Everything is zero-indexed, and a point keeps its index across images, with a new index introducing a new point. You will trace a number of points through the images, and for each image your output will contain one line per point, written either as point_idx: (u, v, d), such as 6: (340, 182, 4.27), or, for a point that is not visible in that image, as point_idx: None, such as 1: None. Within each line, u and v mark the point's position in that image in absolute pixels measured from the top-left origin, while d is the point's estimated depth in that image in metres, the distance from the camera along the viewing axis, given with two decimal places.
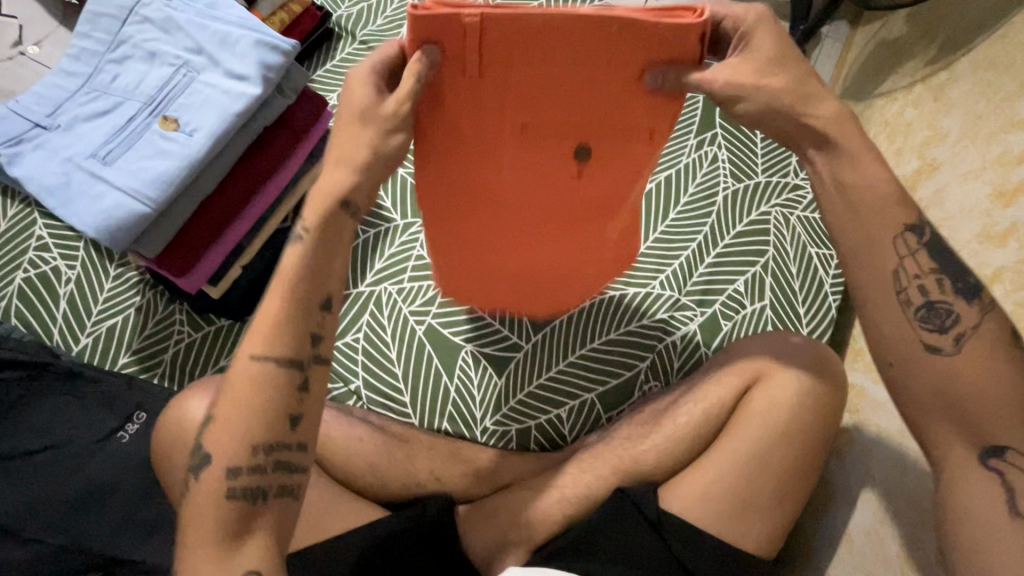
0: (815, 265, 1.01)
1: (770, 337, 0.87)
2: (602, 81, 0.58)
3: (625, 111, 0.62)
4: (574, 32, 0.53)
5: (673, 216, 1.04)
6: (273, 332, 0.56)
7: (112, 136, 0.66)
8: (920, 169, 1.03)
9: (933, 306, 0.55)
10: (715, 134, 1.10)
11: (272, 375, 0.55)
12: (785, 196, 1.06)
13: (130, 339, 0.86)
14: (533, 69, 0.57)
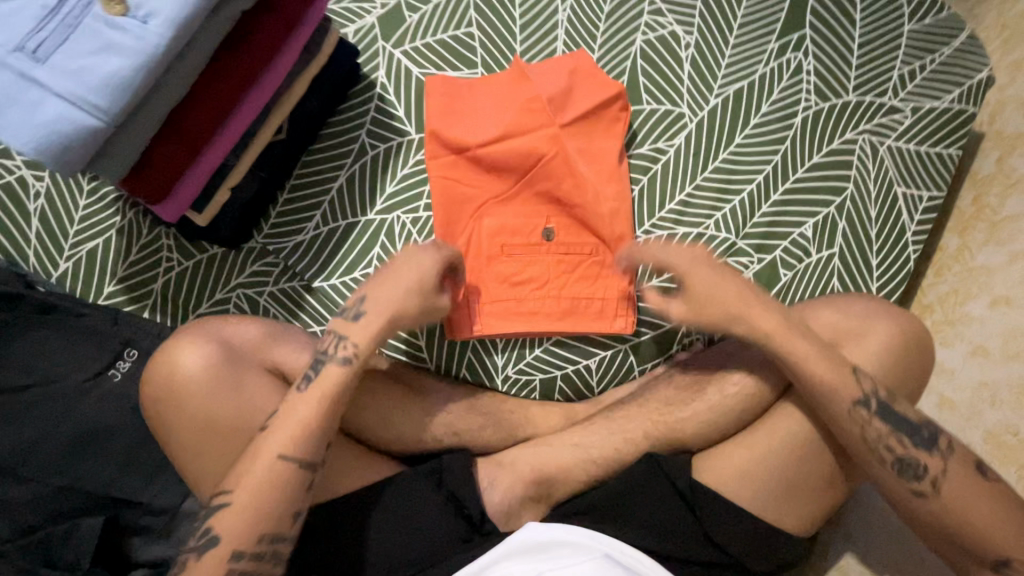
0: (900, 207, 0.87)
1: (847, 304, 0.73)
2: (569, 268, 0.80)
3: (594, 259, 0.80)
4: (545, 307, 0.79)
5: (740, 139, 0.87)
6: (305, 436, 0.60)
7: (42, 21, 0.51)
8: None
9: (903, 460, 0.64)
10: (803, 36, 0.89)
11: (293, 480, 0.59)
12: (875, 122, 0.88)
13: (114, 266, 0.76)
14: (523, 276, 0.79)
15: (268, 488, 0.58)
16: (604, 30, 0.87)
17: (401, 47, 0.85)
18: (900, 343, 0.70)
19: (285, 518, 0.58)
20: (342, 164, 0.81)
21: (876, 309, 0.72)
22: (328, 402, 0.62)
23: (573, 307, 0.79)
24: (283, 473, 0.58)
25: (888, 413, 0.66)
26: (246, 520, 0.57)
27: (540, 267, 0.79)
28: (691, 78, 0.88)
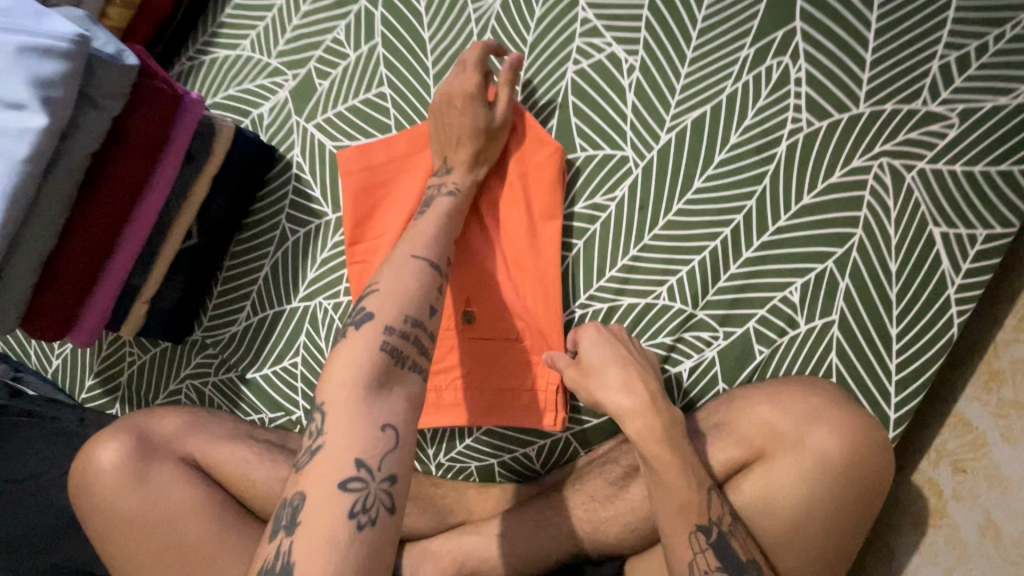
0: (933, 256, 0.64)
1: (793, 398, 0.61)
2: (490, 359, 0.71)
3: (519, 354, 0.71)
4: (468, 401, 0.72)
5: (701, 181, 0.69)
6: (434, 241, 0.62)
7: None
8: None
9: None
10: (789, 32, 0.67)
11: (429, 276, 0.58)
12: (903, 137, 0.65)
13: (91, 362, 0.86)
14: (441, 367, 0.72)
15: (408, 283, 0.56)
16: (527, 68, 0.74)
17: (313, 120, 0.80)
18: (853, 450, 0.57)
19: (423, 307, 0.55)
20: (266, 253, 0.81)
21: (823, 405, 0.60)
22: (398, 297, 0.55)
23: (497, 400, 0.71)
24: (417, 268, 0.58)
25: (723, 546, 0.54)
26: (396, 300, 0.55)
27: (461, 359, 0.72)
28: (635, 110, 0.71)
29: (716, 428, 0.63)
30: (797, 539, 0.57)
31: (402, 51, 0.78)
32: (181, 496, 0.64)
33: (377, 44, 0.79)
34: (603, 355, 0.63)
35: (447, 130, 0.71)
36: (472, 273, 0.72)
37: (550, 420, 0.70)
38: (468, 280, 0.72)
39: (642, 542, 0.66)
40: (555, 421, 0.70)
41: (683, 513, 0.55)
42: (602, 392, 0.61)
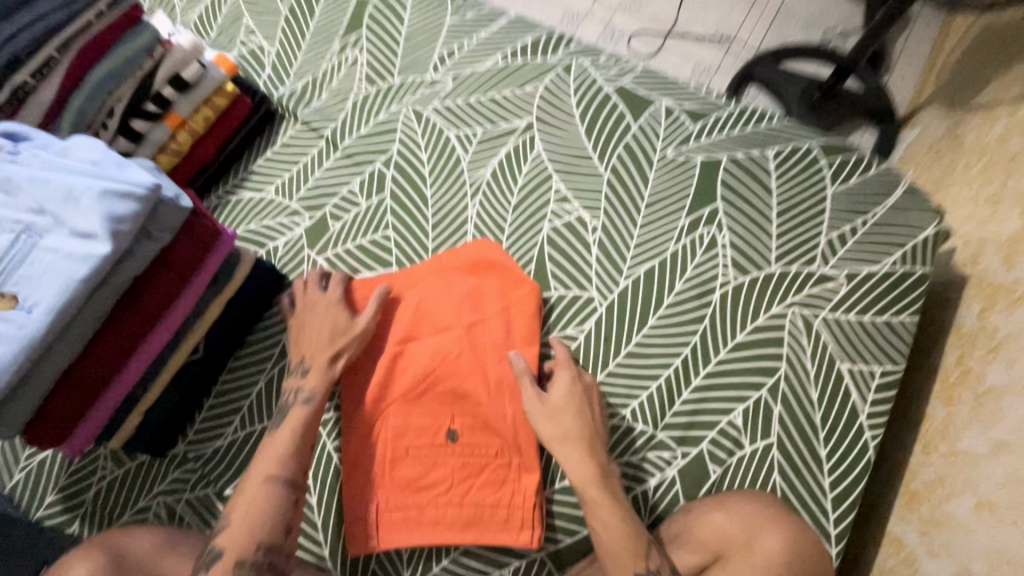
0: (845, 387, 0.78)
1: (742, 507, 0.68)
2: (472, 474, 0.76)
3: (498, 470, 0.76)
4: (450, 517, 0.75)
5: (654, 319, 0.84)
6: (289, 456, 0.71)
7: None
8: (1003, 283, 0.86)
9: None
10: (714, 210, 0.87)
11: (283, 493, 0.69)
12: (809, 292, 0.82)
13: (57, 475, 0.84)
14: (426, 483, 0.76)
15: (261, 498, 0.67)
16: (511, 222, 0.91)
17: (323, 254, 0.92)
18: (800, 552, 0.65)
19: (276, 519, 0.67)
20: (262, 369, 0.87)
21: (770, 514, 0.67)
22: (259, 509, 0.67)
23: (476, 517, 0.75)
24: (270, 490, 0.68)
25: None
26: (252, 511, 0.66)
27: (444, 475, 0.77)
28: (599, 260, 0.87)
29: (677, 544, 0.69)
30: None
31: (407, 204, 0.94)
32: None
33: (385, 197, 0.95)
34: (563, 393, 0.76)
35: (314, 332, 0.81)
36: (456, 392, 0.79)
37: (530, 536, 0.74)
38: (452, 399, 0.79)
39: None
40: (534, 536, 0.74)
41: (618, 555, 0.67)
42: (562, 440, 0.73)
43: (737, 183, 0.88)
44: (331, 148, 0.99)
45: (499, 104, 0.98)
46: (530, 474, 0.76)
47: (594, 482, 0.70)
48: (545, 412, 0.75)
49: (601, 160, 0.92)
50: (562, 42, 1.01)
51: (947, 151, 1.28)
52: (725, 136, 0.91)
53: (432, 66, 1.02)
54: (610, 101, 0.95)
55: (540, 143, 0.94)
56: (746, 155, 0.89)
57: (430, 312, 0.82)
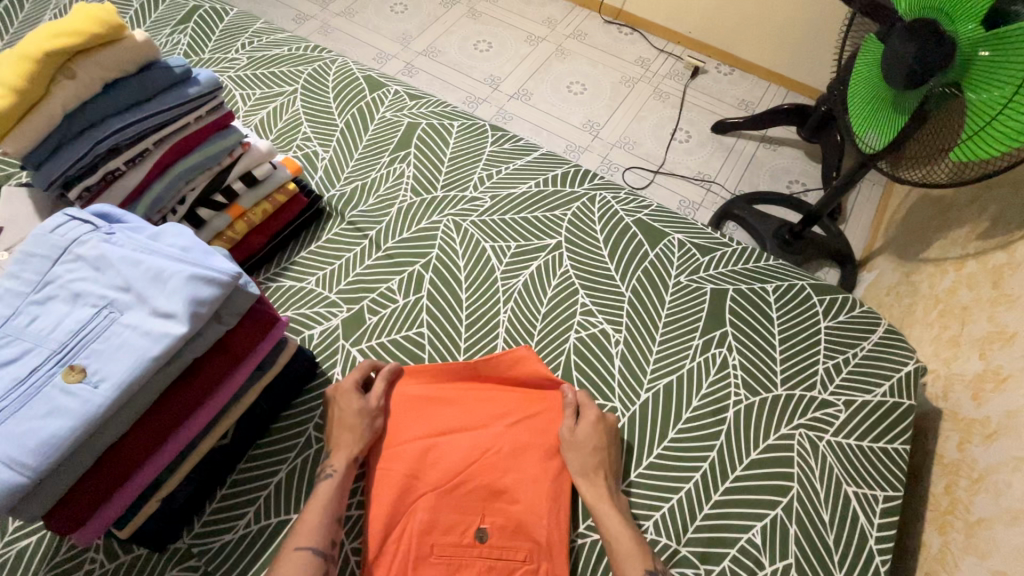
0: (852, 509, 0.83)
1: None
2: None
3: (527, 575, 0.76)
4: None
5: (675, 431, 0.88)
6: (320, 528, 0.73)
7: (6, 392, 0.59)
8: (977, 418, 0.97)
9: None
10: (724, 333, 0.97)
11: (313, 565, 0.70)
12: (812, 415, 0.90)
13: (38, 566, 0.77)
14: None
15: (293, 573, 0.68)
16: (540, 329, 0.97)
17: (358, 345, 0.96)
18: None
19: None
20: (285, 458, 0.85)
21: None
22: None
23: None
24: (302, 560, 0.69)
25: None
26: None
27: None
28: (621, 371, 0.94)
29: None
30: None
31: (442, 304, 1.00)
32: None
33: (422, 296, 1.01)
34: (589, 428, 0.83)
35: (342, 426, 0.83)
36: (488, 488, 0.80)
37: None
38: (484, 496, 0.80)
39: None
40: None
41: (629, 561, 0.73)
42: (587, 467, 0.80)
43: (742, 311, 0.99)
44: (374, 247, 1.06)
45: (532, 223, 1.09)
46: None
47: (604, 502, 0.78)
48: (570, 445, 0.82)
49: (622, 280, 1.02)
50: (587, 176, 1.16)
51: (906, 295, 1.47)
52: (729, 268, 1.04)
53: (472, 184, 1.15)
54: (629, 230, 1.08)
55: (567, 260, 1.05)
56: (749, 287, 1.02)
57: (462, 410, 0.87)
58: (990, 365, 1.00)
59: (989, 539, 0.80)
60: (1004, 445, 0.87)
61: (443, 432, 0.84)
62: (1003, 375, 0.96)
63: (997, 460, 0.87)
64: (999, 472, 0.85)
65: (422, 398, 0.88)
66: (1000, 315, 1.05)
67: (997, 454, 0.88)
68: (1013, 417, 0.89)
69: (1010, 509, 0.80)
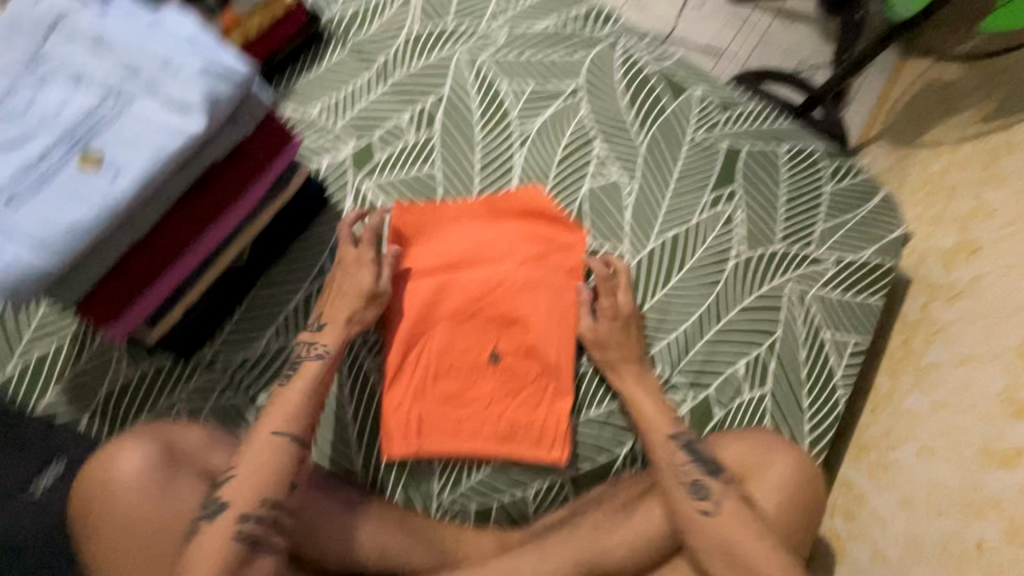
0: (826, 350, 0.92)
1: (754, 437, 0.77)
2: (511, 393, 0.83)
3: (536, 391, 0.84)
4: (486, 430, 0.82)
5: (678, 279, 0.93)
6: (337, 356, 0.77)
7: (20, 175, 0.56)
8: (945, 285, 1.05)
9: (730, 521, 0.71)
10: (734, 190, 0.98)
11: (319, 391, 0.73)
12: (804, 270, 0.95)
13: (62, 370, 0.78)
14: (467, 397, 0.83)
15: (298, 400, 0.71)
16: (554, 175, 0.96)
17: (368, 180, 0.93)
18: (802, 475, 0.73)
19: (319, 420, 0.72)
20: (299, 285, 0.86)
21: (774, 443, 0.76)
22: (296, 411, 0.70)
23: (511, 432, 0.82)
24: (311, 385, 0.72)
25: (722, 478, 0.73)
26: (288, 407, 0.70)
27: (485, 391, 0.83)
28: (632, 221, 0.95)
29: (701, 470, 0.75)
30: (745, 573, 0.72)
31: (454, 145, 0.97)
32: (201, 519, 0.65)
33: (433, 136, 0.97)
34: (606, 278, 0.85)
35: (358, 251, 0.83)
36: (503, 317, 0.86)
37: (550, 450, 0.82)
38: (499, 324, 0.85)
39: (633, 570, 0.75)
40: (560, 454, 0.82)
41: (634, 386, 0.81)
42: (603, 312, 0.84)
43: (754, 170, 1.00)
44: (380, 78, 0.99)
45: (550, 66, 1.03)
46: (563, 399, 0.84)
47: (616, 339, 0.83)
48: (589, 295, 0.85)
49: (639, 132, 1.00)
50: (609, 19, 1.09)
51: (895, 179, 1.51)
52: (742, 128, 1.03)
53: (486, 18, 1.05)
54: (650, 81, 1.04)
55: (585, 108, 1.01)
56: (761, 148, 1.02)
57: (479, 246, 0.89)
58: (966, 237, 1.07)
59: (933, 379, 0.93)
60: (965, 305, 0.96)
61: (459, 265, 0.88)
62: (979, 246, 1.02)
63: (955, 317, 0.97)
64: (956, 326, 0.95)
65: (437, 233, 0.90)
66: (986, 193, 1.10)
67: (958, 313, 0.97)
68: (979, 281, 0.97)
69: (962, 356, 0.90)
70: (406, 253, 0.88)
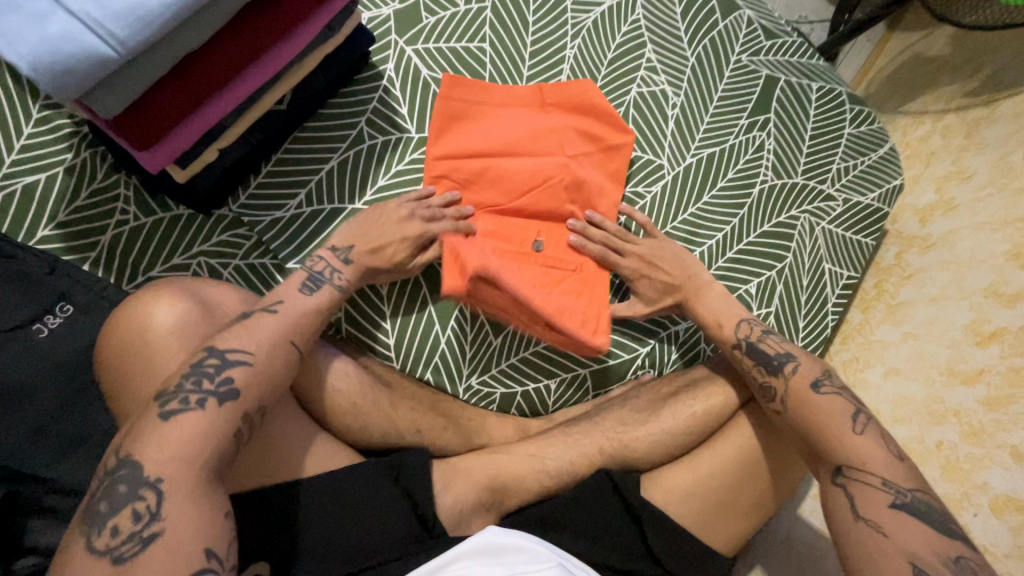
0: (825, 280, 1.00)
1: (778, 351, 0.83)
2: (554, 281, 0.81)
3: (578, 281, 0.83)
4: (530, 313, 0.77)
5: (708, 197, 0.96)
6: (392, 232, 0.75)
7: None
8: (917, 235, 1.13)
9: (765, 386, 0.75)
10: (767, 119, 1.01)
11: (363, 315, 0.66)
12: (816, 204, 1.02)
13: (57, 206, 0.68)
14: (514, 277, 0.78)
15: None
16: (604, 76, 0.94)
17: (412, 46, 0.85)
18: None
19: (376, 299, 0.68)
20: (335, 148, 0.79)
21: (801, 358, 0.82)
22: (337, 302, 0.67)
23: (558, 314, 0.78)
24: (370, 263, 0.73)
25: (754, 350, 0.78)
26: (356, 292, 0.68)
27: (528, 276, 0.80)
28: (673, 135, 0.96)
29: (739, 346, 0.80)
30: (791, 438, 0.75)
31: (507, 23, 0.90)
32: (258, 349, 0.57)
33: (485, 7, 0.89)
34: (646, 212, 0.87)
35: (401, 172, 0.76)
36: (546, 210, 0.83)
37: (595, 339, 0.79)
38: (540, 217, 0.84)
39: (660, 464, 0.80)
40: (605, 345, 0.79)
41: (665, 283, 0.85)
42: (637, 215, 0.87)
43: (787, 103, 1.03)
44: None
45: None
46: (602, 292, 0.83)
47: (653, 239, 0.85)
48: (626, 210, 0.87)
49: (689, 46, 0.99)
50: None
51: None
52: (781, 59, 1.05)
53: None
54: None
55: (640, 9, 0.97)
56: (796, 82, 1.04)
57: (525, 133, 0.84)
58: (944, 195, 1.14)
59: (901, 313, 1.04)
60: (937, 253, 1.06)
61: (504, 152, 0.83)
62: (954, 202, 1.11)
63: (926, 264, 1.07)
64: (926, 271, 1.06)
65: (483, 112, 0.84)
66: (962, 156, 1.18)
67: (930, 259, 1.07)
68: (952, 232, 1.07)
69: (932, 296, 1.01)
70: (452, 131, 0.82)
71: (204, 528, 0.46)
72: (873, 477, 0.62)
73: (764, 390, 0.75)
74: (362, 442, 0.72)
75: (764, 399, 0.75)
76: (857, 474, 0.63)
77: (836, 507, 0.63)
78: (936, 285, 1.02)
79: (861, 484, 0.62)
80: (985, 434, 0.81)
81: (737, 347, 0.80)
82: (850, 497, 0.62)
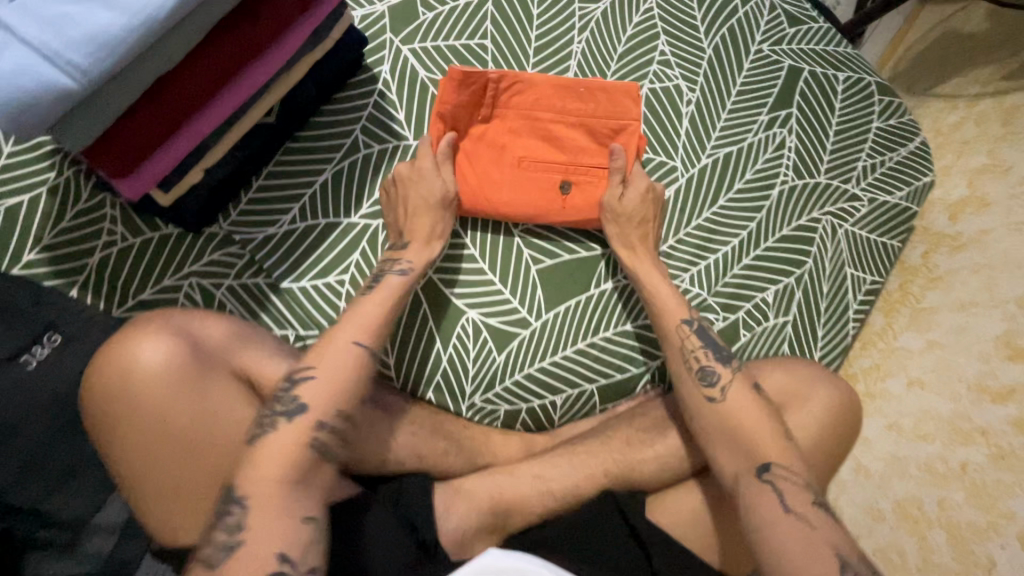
0: (846, 285, 0.95)
1: (795, 368, 0.79)
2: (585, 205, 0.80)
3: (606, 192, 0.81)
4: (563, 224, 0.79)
5: (724, 201, 0.91)
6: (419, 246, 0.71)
7: None
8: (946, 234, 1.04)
9: (703, 369, 0.72)
10: (789, 114, 0.95)
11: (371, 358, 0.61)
12: (839, 205, 0.96)
13: (43, 228, 0.66)
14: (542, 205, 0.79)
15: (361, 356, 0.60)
16: (614, 71, 0.88)
17: (409, 45, 0.80)
18: (839, 408, 0.75)
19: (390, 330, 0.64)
20: (328, 159, 0.75)
21: (822, 375, 0.78)
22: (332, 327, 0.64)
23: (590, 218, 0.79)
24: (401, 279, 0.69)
25: (702, 332, 0.75)
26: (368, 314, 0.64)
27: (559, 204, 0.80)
28: (687, 134, 0.90)
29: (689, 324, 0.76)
30: (811, 461, 0.73)
31: (509, 17, 0.84)
32: None
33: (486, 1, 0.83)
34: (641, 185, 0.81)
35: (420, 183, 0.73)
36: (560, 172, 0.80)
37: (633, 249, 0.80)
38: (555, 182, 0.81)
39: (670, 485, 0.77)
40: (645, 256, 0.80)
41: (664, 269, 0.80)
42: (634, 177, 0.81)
43: (811, 96, 0.96)
44: None
45: None
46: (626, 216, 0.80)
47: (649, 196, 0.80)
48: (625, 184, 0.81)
49: (706, 36, 0.92)
50: None
51: None
52: (805, 47, 0.98)
53: None
54: None
55: None
56: (821, 72, 0.97)
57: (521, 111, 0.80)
58: (977, 189, 1.06)
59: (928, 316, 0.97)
60: (968, 255, 0.99)
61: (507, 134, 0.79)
62: (990, 199, 1.04)
63: (955, 266, 0.99)
64: (956, 273, 0.99)
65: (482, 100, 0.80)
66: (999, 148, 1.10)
67: (960, 261, 1.00)
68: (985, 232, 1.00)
69: (960, 302, 0.95)
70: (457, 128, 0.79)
71: (283, 535, 0.52)
72: (796, 475, 0.63)
73: (705, 375, 0.71)
74: (362, 467, 0.70)
75: (698, 380, 0.72)
76: (784, 473, 0.63)
77: (760, 503, 0.62)
78: (966, 290, 0.96)
79: (787, 483, 0.62)
80: (1015, 459, 0.81)
81: (686, 324, 0.76)
82: (779, 493, 0.62)
